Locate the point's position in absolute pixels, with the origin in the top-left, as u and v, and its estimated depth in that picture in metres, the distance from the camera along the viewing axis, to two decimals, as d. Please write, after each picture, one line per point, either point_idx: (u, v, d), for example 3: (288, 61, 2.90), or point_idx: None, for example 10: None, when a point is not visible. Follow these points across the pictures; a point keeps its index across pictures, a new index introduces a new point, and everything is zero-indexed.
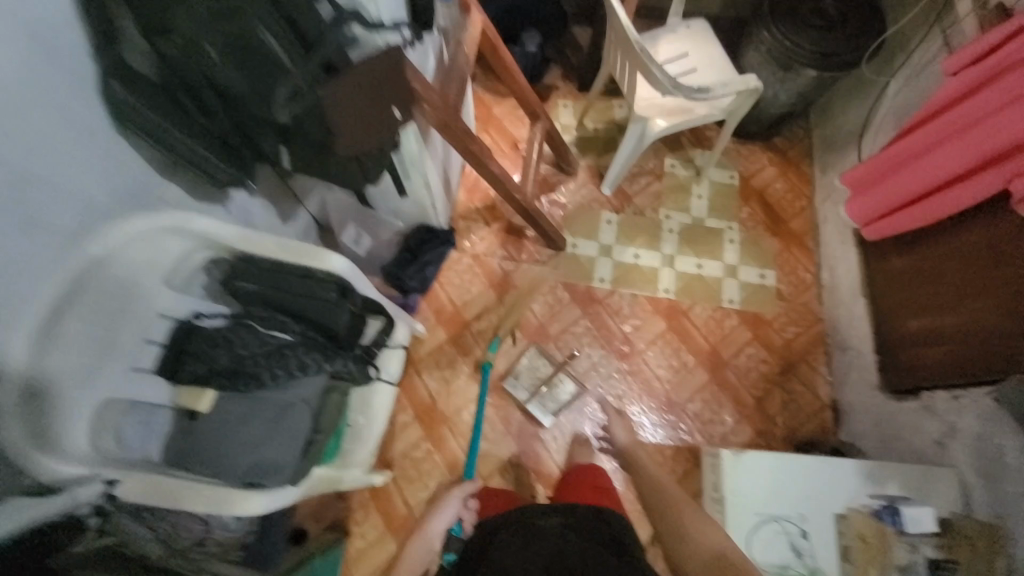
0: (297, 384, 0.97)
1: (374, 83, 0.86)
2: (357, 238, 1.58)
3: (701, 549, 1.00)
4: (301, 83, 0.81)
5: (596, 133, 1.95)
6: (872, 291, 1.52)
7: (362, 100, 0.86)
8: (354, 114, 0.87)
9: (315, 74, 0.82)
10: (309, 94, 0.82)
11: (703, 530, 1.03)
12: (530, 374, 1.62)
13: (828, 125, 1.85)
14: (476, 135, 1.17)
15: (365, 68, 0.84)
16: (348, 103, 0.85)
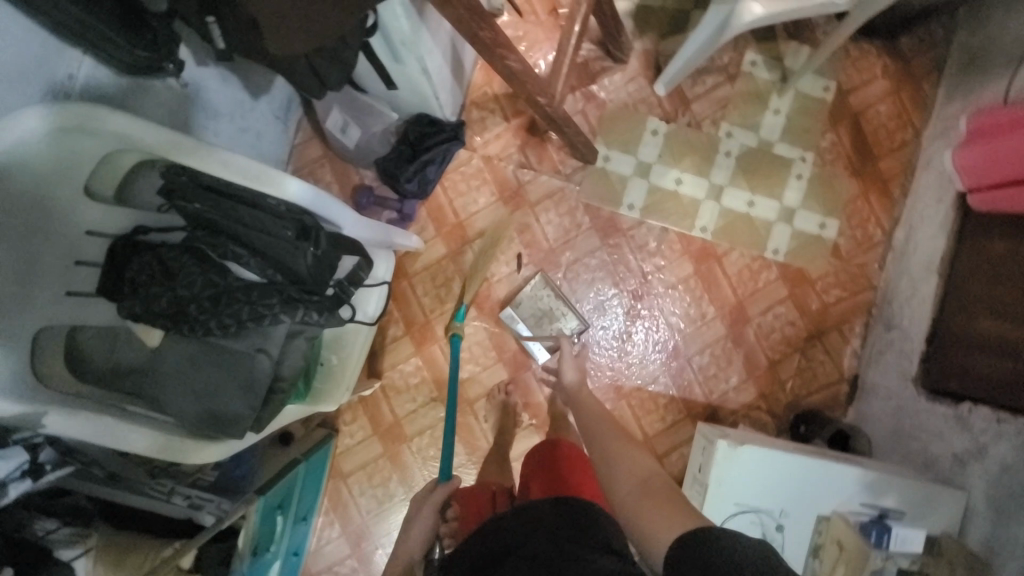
0: (253, 332, 0.85)
1: None
2: (344, 127, 1.36)
3: (632, 474, 0.82)
4: None
5: (664, 3, 1.47)
6: (950, 272, 1.27)
7: None
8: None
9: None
10: None
11: (634, 456, 0.86)
12: (531, 304, 1.47)
13: (980, 29, 1.34)
14: (486, 16, 0.84)
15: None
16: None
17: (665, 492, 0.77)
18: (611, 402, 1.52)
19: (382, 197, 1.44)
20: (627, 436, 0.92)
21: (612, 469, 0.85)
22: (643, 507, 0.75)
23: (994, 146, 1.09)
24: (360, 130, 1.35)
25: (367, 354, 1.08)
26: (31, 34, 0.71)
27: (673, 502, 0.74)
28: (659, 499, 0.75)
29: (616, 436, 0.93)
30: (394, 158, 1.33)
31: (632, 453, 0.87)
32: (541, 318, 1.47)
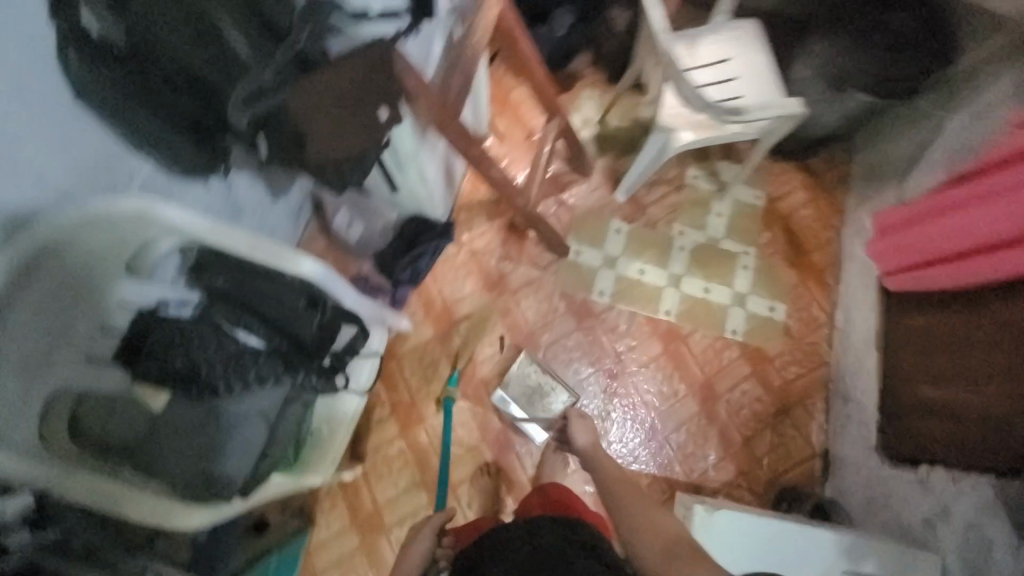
0: (252, 396, 0.93)
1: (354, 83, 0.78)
2: (349, 224, 1.53)
3: (656, 535, 0.90)
4: (265, 80, 0.71)
5: (618, 132, 1.81)
6: (885, 346, 1.42)
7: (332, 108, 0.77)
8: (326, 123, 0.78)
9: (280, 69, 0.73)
10: (273, 94, 0.73)
11: (654, 514, 0.94)
12: (518, 382, 1.56)
13: (871, 152, 1.69)
14: (476, 138, 1.07)
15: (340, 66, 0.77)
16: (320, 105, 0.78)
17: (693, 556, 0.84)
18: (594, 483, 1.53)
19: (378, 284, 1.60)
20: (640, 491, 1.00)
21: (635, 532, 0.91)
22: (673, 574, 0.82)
23: (905, 237, 1.30)
24: (362, 228, 1.53)
25: (355, 425, 1.13)
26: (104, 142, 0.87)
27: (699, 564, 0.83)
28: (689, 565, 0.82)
29: (631, 490, 1.00)
30: (392, 250, 1.55)
31: (653, 510, 0.94)
32: (529, 394, 1.55)
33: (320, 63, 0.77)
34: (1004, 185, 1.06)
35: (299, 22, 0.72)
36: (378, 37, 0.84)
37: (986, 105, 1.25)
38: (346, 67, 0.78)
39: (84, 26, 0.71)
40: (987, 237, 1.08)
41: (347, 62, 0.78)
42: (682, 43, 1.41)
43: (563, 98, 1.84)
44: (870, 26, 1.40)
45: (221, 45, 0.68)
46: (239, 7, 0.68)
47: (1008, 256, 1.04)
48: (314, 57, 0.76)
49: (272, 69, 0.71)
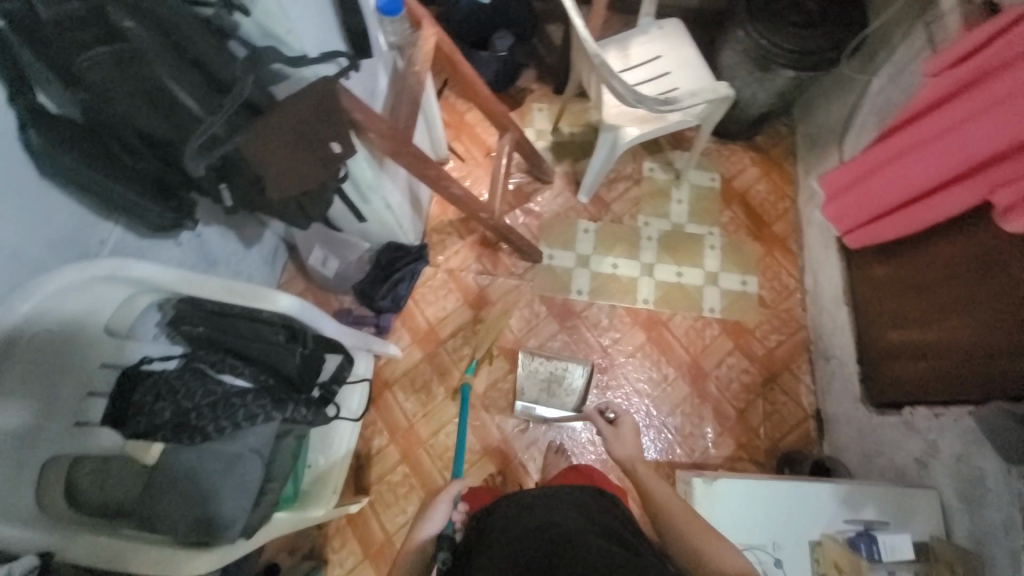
0: (246, 434, 0.93)
1: (304, 121, 0.82)
2: (325, 261, 1.59)
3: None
4: (219, 130, 0.75)
5: (572, 138, 1.89)
6: (854, 300, 1.48)
7: (288, 147, 0.81)
8: (283, 161, 0.82)
9: (232, 117, 0.77)
10: (228, 141, 0.77)
11: (720, 552, 0.84)
12: (532, 381, 1.59)
13: (811, 122, 1.79)
14: (432, 160, 1.13)
15: (286, 107, 0.79)
16: (273, 146, 0.80)
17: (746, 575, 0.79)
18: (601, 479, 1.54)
19: (361, 316, 1.63)
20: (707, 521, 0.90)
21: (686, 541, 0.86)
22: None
23: (853, 195, 1.36)
24: (338, 261, 1.58)
25: (351, 451, 1.17)
26: (72, 211, 0.90)
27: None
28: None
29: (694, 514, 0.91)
30: (370, 279, 1.57)
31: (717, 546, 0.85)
32: (547, 386, 1.59)
33: (269, 106, 0.81)
34: (939, 129, 1.12)
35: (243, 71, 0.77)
36: (319, 75, 0.87)
37: (904, 61, 1.36)
38: (293, 106, 0.80)
39: (42, 105, 0.75)
40: (931, 180, 1.14)
41: (294, 101, 0.80)
42: (614, 48, 1.51)
43: (515, 114, 1.93)
44: (785, 8, 1.50)
45: (172, 105, 0.76)
46: (182, 66, 0.74)
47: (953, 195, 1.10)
48: (262, 102, 0.81)
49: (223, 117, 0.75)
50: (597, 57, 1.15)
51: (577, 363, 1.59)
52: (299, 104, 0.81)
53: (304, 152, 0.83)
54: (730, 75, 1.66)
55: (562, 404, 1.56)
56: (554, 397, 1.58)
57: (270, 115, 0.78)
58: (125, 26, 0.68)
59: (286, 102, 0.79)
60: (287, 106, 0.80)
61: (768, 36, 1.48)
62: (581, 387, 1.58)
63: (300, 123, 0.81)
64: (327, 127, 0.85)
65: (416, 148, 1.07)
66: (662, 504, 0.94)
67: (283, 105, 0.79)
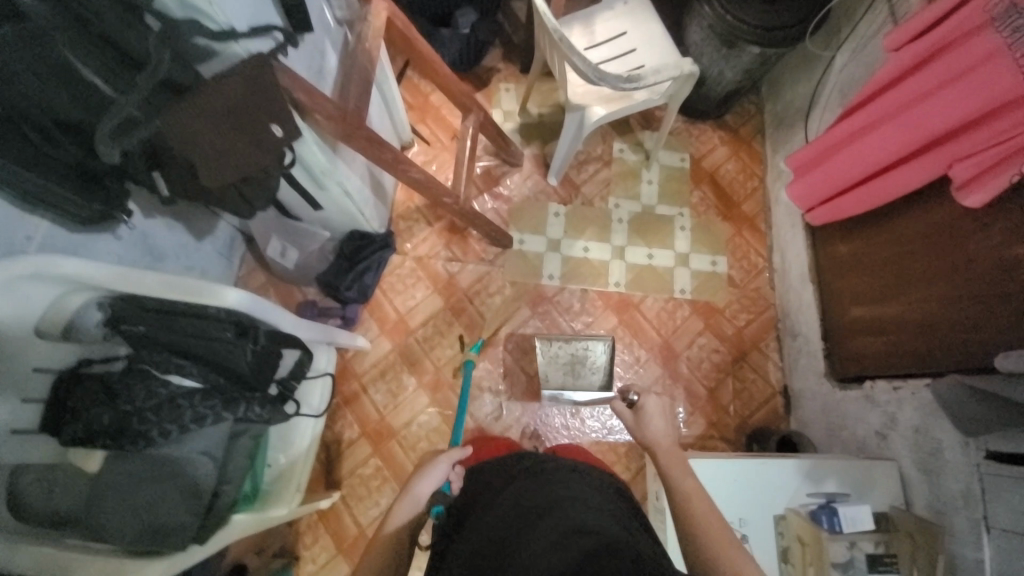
0: (193, 437, 0.90)
1: (239, 103, 0.76)
2: (284, 252, 1.50)
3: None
4: (135, 112, 0.69)
5: (541, 119, 1.85)
6: (819, 277, 1.50)
7: (221, 132, 0.76)
8: (217, 146, 0.76)
9: (149, 98, 0.71)
10: (146, 124, 0.71)
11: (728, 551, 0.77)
12: (554, 367, 1.57)
13: (778, 100, 1.78)
14: (387, 143, 1.07)
15: (213, 86, 0.73)
16: (202, 130, 0.74)
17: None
18: None
19: (325, 308, 1.58)
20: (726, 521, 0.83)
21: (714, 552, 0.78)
22: None
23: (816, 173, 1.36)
24: (298, 252, 1.51)
25: (313, 447, 1.12)
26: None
27: None
28: None
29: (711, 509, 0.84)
30: (334, 270, 1.51)
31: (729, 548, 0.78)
32: (569, 368, 1.57)
33: (194, 85, 0.73)
34: (898, 105, 1.12)
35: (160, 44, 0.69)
36: (252, 53, 0.79)
37: (867, 36, 1.36)
38: (221, 86, 0.73)
39: None
40: (891, 156, 1.14)
41: (222, 81, 0.73)
42: (578, 25, 1.46)
43: (481, 95, 1.87)
44: None
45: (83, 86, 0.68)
46: (87, 41, 0.67)
47: (912, 170, 1.11)
48: (185, 80, 0.73)
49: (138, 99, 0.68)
50: (558, 33, 1.10)
51: (597, 339, 1.57)
52: (230, 83, 0.74)
53: (237, 135, 0.77)
54: (698, 52, 1.63)
55: (591, 382, 1.55)
56: (579, 378, 1.56)
57: (194, 97, 0.72)
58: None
59: (212, 81, 0.73)
60: (215, 86, 0.73)
61: (733, 11, 1.44)
62: (604, 364, 1.57)
63: (232, 105, 0.75)
64: (267, 110, 0.80)
65: (370, 130, 1.02)
66: (682, 496, 0.86)
67: (210, 85, 0.73)
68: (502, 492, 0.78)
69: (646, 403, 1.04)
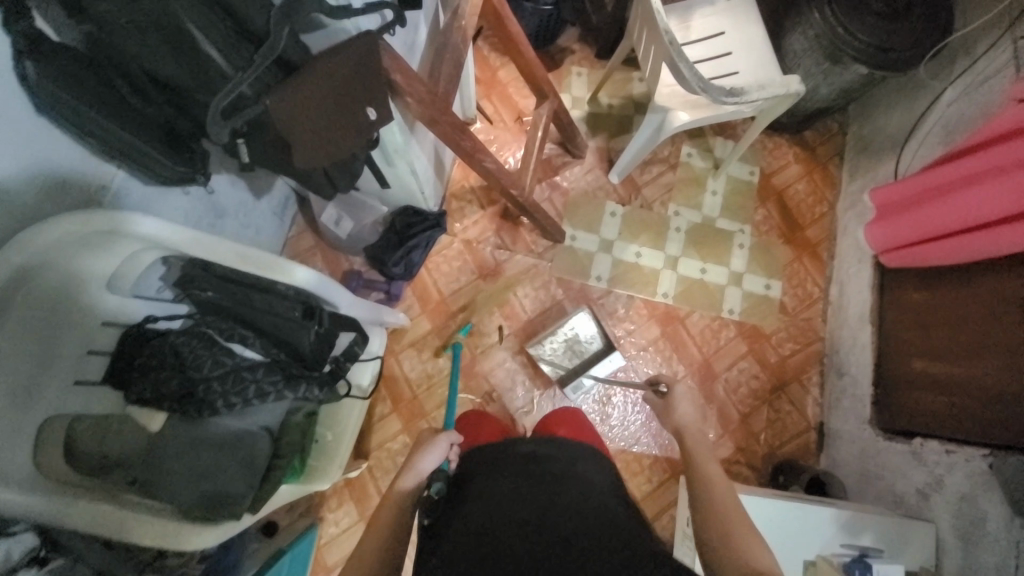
0: (253, 413, 0.95)
1: (341, 85, 0.72)
2: (338, 220, 1.50)
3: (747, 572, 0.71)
4: (247, 90, 0.67)
5: (610, 110, 1.76)
6: (881, 321, 1.44)
7: (321, 115, 0.72)
8: (314, 129, 0.72)
9: (262, 77, 0.67)
10: (255, 104, 0.68)
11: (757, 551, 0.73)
12: (559, 360, 1.56)
13: (867, 124, 1.67)
14: (468, 131, 1.02)
15: (320, 64, 0.68)
16: (305, 114, 0.70)
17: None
18: None
19: (370, 280, 1.57)
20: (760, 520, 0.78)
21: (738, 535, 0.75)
22: None
23: (904, 215, 1.28)
24: (351, 222, 1.50)
25: (358, 431, 1.13)
26: (71, 152, 0.81)
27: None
28: None
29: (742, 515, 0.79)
30: (383, 244, 1.49)
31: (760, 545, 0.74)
32: (570, 349, 1.57)
33: (303, 64, 0.69)
34: (1010, 160, 1.04)
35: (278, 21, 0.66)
36: (362, 30, 0.75)
37: (985, 74, 1.25)
38: (329, 63, 0.69)
39: (43, 34, 0.67)
40: (987, 213, 1.07)
41: (330, 58, 0.69)
42: (673, 18, 1.36)
43: (551, 76, 1.78)
44: None
45: (196, 57, 0.65)
46: (210, 10, 0.63)
47: (1011, 232, 1.03)
48: (294, 58, 0.68)
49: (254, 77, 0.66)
50: (665, 32, 1.02)
51: (578, 313, 1.55)
52: (336, 64, 0.70)
53: (332, 117, 0.73)
54: (792, 62, 1.52)
55: (597, 355, 1.56)
56: (586, 351, 1.57)
57: (302, 76, 0.67)
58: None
59: (320, 59, 0.68)
60: (323, 65, 0.68)
61: (844, 24, 1.33)
62: (596, 331, 1.57)
63: (336, 89, 0.71)
64: (364, 92, 0.75)
65: (455, 117, 0.97)
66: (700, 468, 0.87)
67: (316, 64, 0.68)
68: (492, 474, 0.75)
69: (675, 391, 1.06)
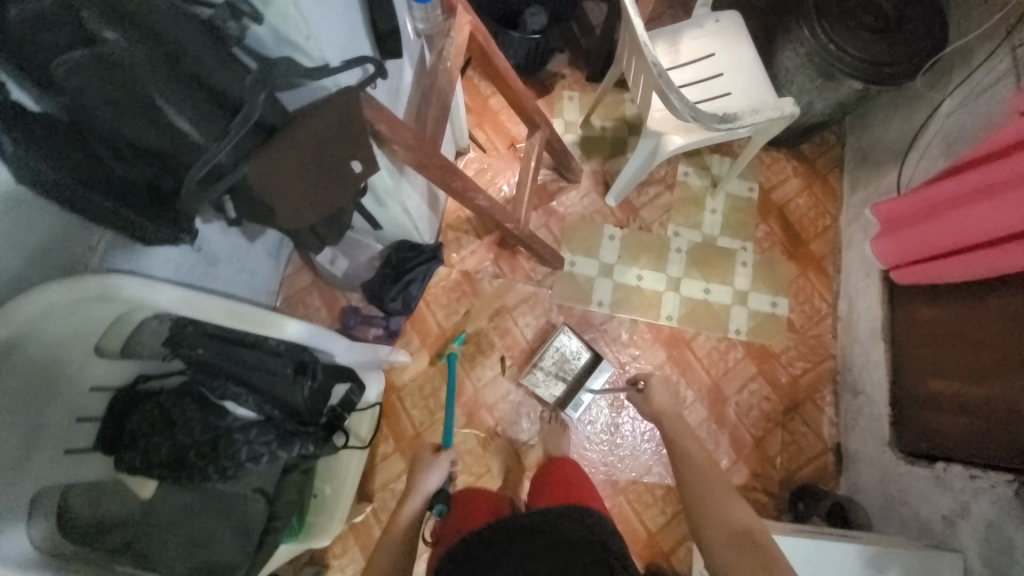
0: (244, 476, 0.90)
1: (323, 142, 0.70)
2: (333, 259, 1.48)
3: (728, 525, 0.94)
4: (224, 159, 0.64)
5: (603, 133, 1.75)
6: (894, 338, 1.40)
7: (303, 174, 0.71)
8: (297, 188, 0.71)
9: (241, 143, 0.64)
10: (234, 172, 0.66)
11: (730, 508, 0.97)
12: (547, 381, 1.54)
13: (865, 135, 1.65)
14: (458, 171, 1.01)
15: (296, 125, 0.67)
16: (283, 174, 0.69)
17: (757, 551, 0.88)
18: (609, 499, 1.51)
19: (369, 316, 1.55)
20: (728, 486, 1.02)
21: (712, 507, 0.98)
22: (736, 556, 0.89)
23: (912, 229, 1.25)
24: (346, 261, 1.48)
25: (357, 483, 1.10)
26: (54, 219, 0.78)
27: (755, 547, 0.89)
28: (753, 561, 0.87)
29: (717, 483, 1.02)
30: (380, 280, 1.47)
31: (733, 505, 0.98)
32: (558, 372, 1.55)
33: (281, 125, 0.67)
34: (1016, 174, 1.01)
35: (254, 88, 0.61)
36: (344, 86, 0.73)
37: (983, 84, 1.23)
38: (306, 123, 0.68)
39: (19, 102, 0.63)
40: (997, 229, 1.04)
41: (307, 120, 0.68)
42: (662, 41, 1.35)
43: (542, 102, 1.77)
44: (858, 7, 1.33)
45: (168, 128, 0.61)
46: (180, 81, 0.58)
47: (1016, 249, 1.00)
48: (273, 120, 0.66)
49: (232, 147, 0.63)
50: (654, 64, 1.01)
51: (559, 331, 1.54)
52: (314, 124, 0.68)
53: (313, 173, 0.72)
54: (785, 78, 1.51)
55: (585, 372, 1.54)
56: (575, 368, 1.55)
57: (280, 140, 0.66)
58: (103, 35, 0.51)
59: (298, 120, 0.67)
60: (300, 126, 0.67)
61: (836, 40, 1.32)
62: (581, 344, 1.55)
63: (315, 147, 0.70)
64: (348, 145, 0.73)
65: (444, 160, 0.96)
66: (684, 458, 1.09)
67: (293, 125, 0.67)
68: None
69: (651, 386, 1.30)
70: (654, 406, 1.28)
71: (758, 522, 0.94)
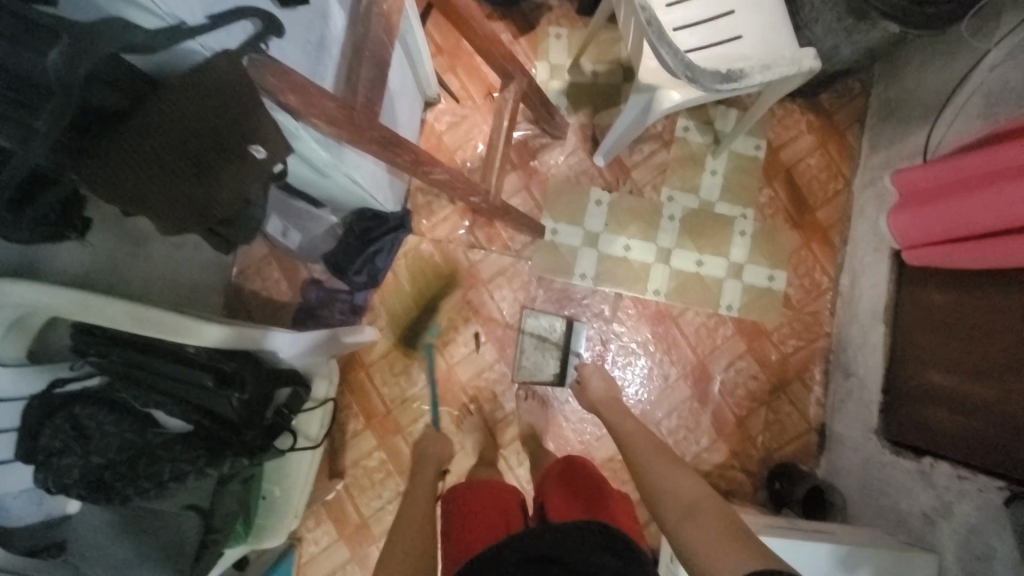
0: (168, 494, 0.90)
1: (190, 137, 0.56)
2: (285, 231, 1.32)
3: (678, 498, 0.85)
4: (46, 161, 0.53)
5: (594, 78, 1.52)
6: (896, 322, 1.30)
7: (169, 180, 0.56)
8: (160, 193, 0.57)
9: (65, 140, 0.53)
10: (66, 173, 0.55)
11: (678, 480, 0.89)
12: (530, 355, 1.49)
13: (893, 85, 1.43)
14: (403, 142, 0.85)
15: (143, 113, 0.53)
16: (143, 182, 0.55)
17: (715, 517, 0.79)
18: None
19: (331, 290, 1.43)
20: (674, 458, 0.95)
21: (663, 483, 0.89)
22: (690, 530, 0.79)
23: (933, 205, 1.09)
24: (300, 234, 1.32)
25: (308, 483, 1.07)
26: None
27: (714, 517, 0.79)
28: (713, 529, 0.77)
29: (664, 461, 0.95)
30: (343, 251, 1.30)
31: (679, 477, 0.89)
32: (543, 345, 1.49)
33: (128, 111, 0.54)
34: None
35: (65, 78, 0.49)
36: (226, 50, 0.57)
37: None
38: (158, 109, 0.54)
39: None
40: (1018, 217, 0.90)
41: (157, 105, 0.53)
42: None
43: (524, 42, 1.53)
44: None
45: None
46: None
47: None
48: (114, 102, 0.53)
49: (42, 149, 0.52)
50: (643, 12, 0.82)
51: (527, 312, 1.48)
52: (172, 113, 0.54)
53: (184, 171, 0.57)
54: (809, 16, 1.27)
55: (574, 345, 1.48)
56: (557, 340, 1.49)
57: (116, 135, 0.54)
58: None
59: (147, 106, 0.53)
60: (154, 115, 0.54)
61: None
62: (552, 316, 1.49)
63: (178, 139, 0.56)
64: (242, 127, 0.59)
65: (383, 132, 0.80)
66: (622, 430, 1.09)
67: (140, 113, 0.53)
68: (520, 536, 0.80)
69: (585, 370, 1.31)
70: (591, 397, 1.26)
71: (706, 488, 0.86)
